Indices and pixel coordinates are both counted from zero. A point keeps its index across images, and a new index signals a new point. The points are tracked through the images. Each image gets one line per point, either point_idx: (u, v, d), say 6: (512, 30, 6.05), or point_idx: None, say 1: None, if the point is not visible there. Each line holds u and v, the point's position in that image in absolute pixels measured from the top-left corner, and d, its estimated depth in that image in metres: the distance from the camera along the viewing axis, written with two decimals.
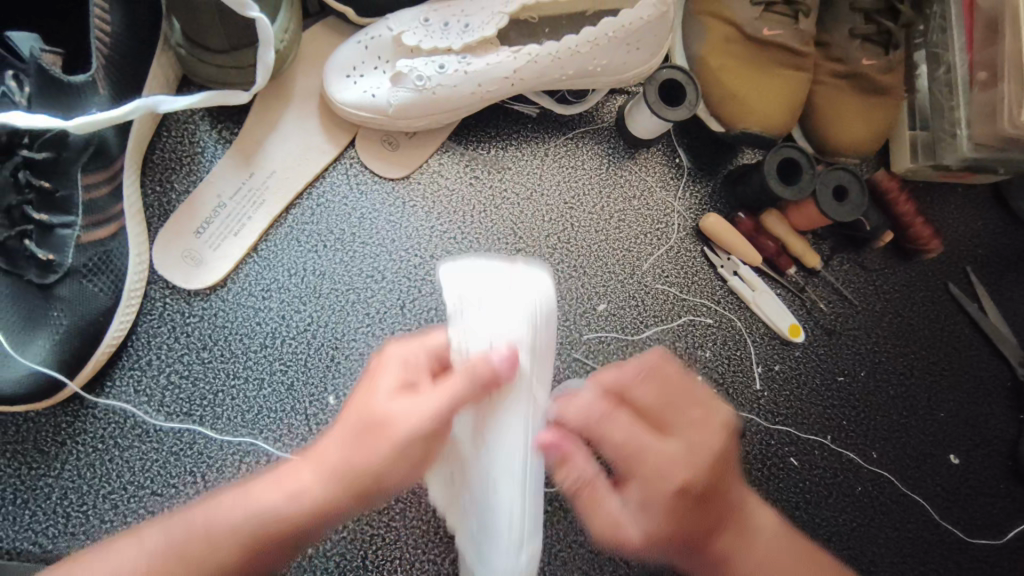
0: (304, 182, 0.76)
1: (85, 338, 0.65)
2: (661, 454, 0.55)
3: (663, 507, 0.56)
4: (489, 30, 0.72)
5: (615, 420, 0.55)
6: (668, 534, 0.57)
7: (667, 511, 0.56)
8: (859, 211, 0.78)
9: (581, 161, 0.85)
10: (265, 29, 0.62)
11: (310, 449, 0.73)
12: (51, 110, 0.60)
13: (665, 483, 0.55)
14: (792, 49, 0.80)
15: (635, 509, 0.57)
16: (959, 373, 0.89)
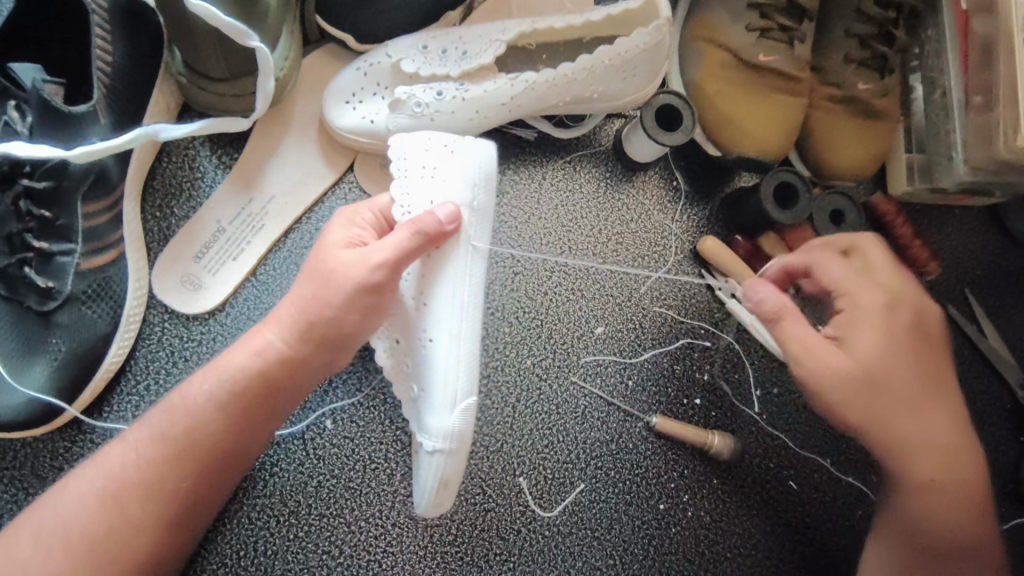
0: (304, 207, 0.77)
1: (83, 364, 0.66)
2: (868, 296, 0.64)
3: (880, 336, 0.63)
4: (486, 58, 0.73)
5: (897, 308, 0.64)
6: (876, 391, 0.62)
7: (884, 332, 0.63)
8: (856, 235, 0.79)
9: (579, 183, 0.85)
10: (265, 59, 0.63)
11: (307, 473, 0.73)
12: (52, 141, 0.60)
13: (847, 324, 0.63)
14: (787, 74, 0.81)
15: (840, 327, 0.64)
16: (961, 396, 0.88)
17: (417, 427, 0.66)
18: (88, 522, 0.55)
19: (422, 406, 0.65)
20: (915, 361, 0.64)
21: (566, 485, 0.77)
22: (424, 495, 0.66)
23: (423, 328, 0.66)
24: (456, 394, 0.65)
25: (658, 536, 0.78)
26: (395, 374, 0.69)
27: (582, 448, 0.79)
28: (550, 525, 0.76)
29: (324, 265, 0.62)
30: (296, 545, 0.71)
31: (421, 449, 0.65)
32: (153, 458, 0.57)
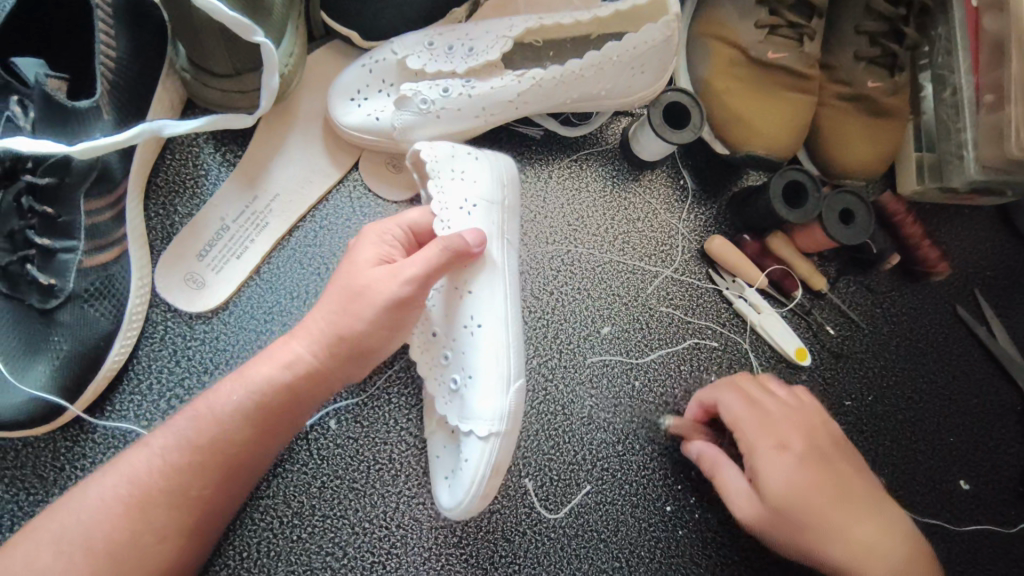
0: (308, 205, 0.76)
1: (85, 362, 0.65)
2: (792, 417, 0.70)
3: (794, 474, 0.65)
4: (493, 55, 0.72)
5: (811, 434, 0.69)
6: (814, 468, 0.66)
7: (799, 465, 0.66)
8: (864, 235, 0.77)
9: (585, 182, 0.85)
10: (269, 55, 0.62)
11: (311, 474, 0.72)
12: (54, 136, 0.60)
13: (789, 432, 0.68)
14: (796, 72, 0.80)
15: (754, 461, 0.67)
16: (969, 397, 0.88)
17: (460, 416, 0.66)
18: (112, 529, 0.53)
19: (470, 392, 0.66)
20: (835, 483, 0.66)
21: (573, 487, 0.76)
22: (467, 484, 0.65)
23: (468, 316, 0.68)
24: (507, 373, 0.67)
25: (665, 539, 0.77)
26: (432, 371, 0.68)
27: (589, 449, 0.78)
28: (556, 527, 0.75)
29: (357, 280, 0.62)
30: (300, 547, 0.71)
31: (470, 435, 0.66)
32: (181, 465, 0.56)
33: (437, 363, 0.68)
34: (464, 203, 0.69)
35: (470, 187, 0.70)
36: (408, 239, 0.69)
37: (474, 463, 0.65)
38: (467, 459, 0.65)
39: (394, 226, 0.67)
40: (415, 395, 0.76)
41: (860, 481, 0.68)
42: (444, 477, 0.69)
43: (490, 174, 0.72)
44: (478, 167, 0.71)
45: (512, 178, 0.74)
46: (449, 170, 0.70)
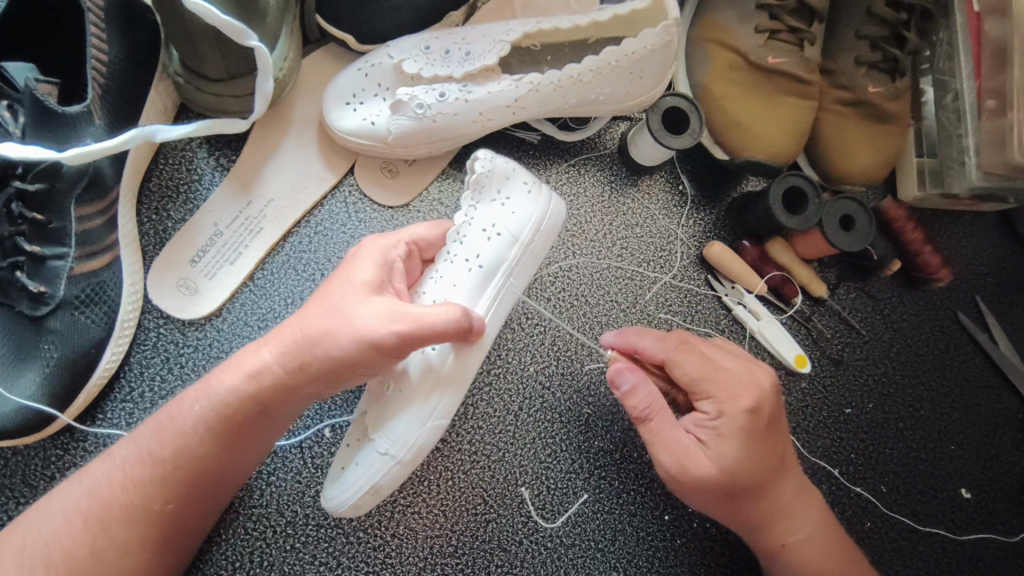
0: (303, 210, 0.75)
1: (76, 371, 0.64)
2: (735, 379, 0.65)
3: (747, 446, 0.63)
4: (490, 59, 0.72)
5: (760, 409, 0.65)
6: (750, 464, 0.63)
7: (757, 437, 0.64)
8: (865, 241, 0.76)
9: (583, 187, 0.84)
10: (264, 59, 0.61)
11: (306, 483, 0.72)
12: (44, 142, 0.59)
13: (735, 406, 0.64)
14: (796, 77, 0.79)
15: (714, 431, 0.64)
16: (970, 405, 0.87)
17: (375, 425, 0.64)
18: (72, 543, 0.53)
19: (393, 410, 0.64)
20: (779, 452, 0.66)
21: (569, 495, 0.76)
22: (351, 488, 0.64)
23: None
24: (431, 410, 0.64)
25: (662, 548, 0.76)
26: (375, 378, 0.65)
27: (586, 457, 0.77)
28: (553, 536, 0.74)
29: (345, 301, 0.58)
30: (292, 557, 0.70)
31: (373, 447, 0.64)
32: (145, 481, 0.55)
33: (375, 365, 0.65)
34: (491, 229, 0.67)
35: (505, 216, 0.68)
36: (409, 253, 0.66)
37: (360, 470, 0.64)
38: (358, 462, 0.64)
39: (400, 241, 0.65)
40: None
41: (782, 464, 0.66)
42: (338, 467, 0.66)
43: (527, 217, 0.68)
44: (519, 204, 0.69)
45: (537, 236, 0.69)
46: (491, 193, 0.69)
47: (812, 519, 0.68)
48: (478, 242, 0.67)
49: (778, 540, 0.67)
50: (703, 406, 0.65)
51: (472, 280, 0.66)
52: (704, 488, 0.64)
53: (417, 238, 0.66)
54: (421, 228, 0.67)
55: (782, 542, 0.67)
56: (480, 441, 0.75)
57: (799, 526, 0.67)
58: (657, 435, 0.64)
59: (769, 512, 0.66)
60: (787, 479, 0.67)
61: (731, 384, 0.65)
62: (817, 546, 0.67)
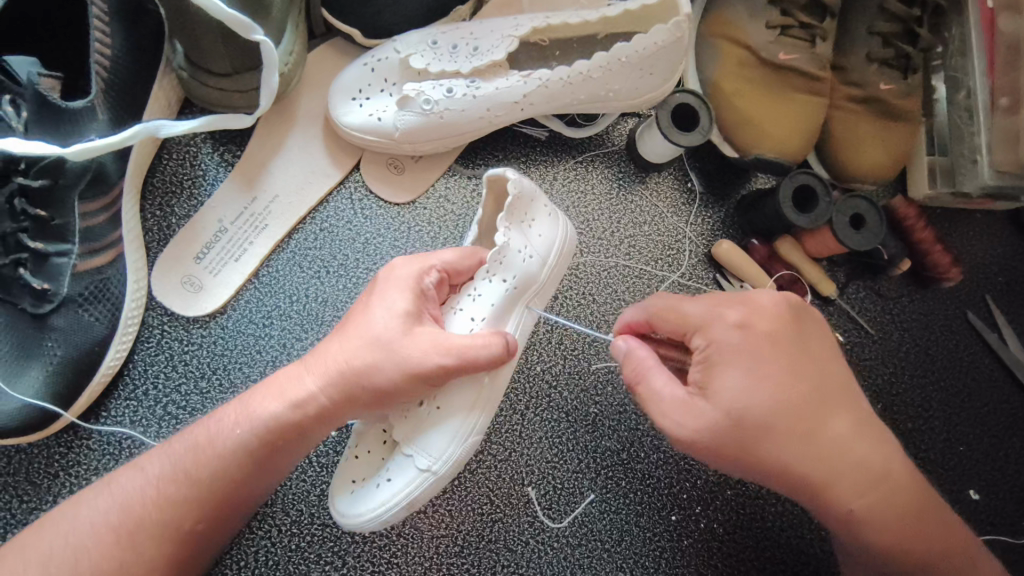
0: (309, 207, 0.75)
1: (80, 369, 0.63)
2: (714, 303, 0.59)
3: (752, 369, 0.56)
4: (499, 54, 0.71)
5: (757, 325, 0.57)
6: (762, 390, 0.56)
7: (766, 366, 0.56)
8: (876, 240, 0.76)
9: (592, 184, 0.83)
10: (270, 54, 0.60)
11: (311, 482, 0.71)
12: (47, 137, 0.58)
13: (722, 327, 0.57)
14: (808, 74, 0.78)
15: (709, 366, 0.57)
16: (979, 405, 0.86)
17: (405, 438, 0.64)
18: (99, 558, 0.52)
19: (427, 423, 0.64)
20: (806, 377, 0.57)
21: (576, 495, 0.75)
22: (378, 501, 0.63)
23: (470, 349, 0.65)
24: (468, 428, 0.65)
25: (670, 549, 0.76)
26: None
27: (593, 457, 0.76)
28: (560, 536, 0.74)
29: (385, 334, 0.57)
30: (298, 556, 0.69)
31: (402, 454, 0.64)
32: (178, 498, 0.55)
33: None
34: (524, 248, 0.65)
35: (537, 239, 0.67)
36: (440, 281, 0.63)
37: (394, 486, 0.64)
38: (391, 478, 0.64)
39: (432, 265, 0.62)
40: None
41: (816, 389, 0.58)
42: (351, 481, 0.65)
43: (554, 238, 0.68)
44: (541, 222, 0.67)
45: (563, 255, 0.70)
46: (521, 215, 0.66)
47: (870, 460, 0.59)
48: (512, 264, 0.65)
49: (835, 502, 0.59)
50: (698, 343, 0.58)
51: (507, 302, 0.66)
52: (722, 450, 0.56)
53: (449, 264, 0.63)
54: (448, 252, 0.64)
55: (841, 501, 0.59)
56: (487, 441, 0.75)
57: (858, 459, 0.58)
58: (650, 395, 0.57)
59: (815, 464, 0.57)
60: (829, 422, 0.58)
61: (717, 311, 0.58)
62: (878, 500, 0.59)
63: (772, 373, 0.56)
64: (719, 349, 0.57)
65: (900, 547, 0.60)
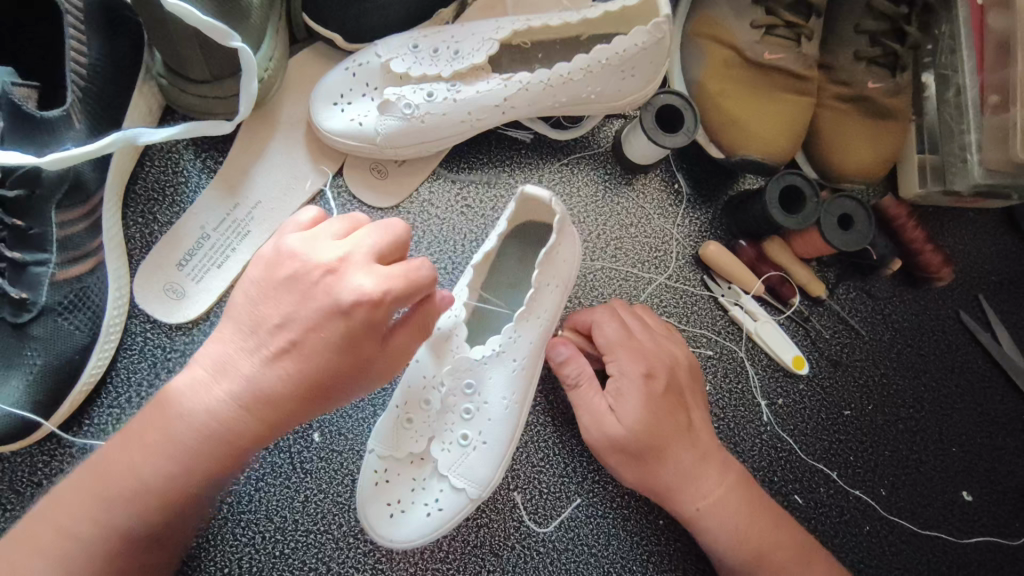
0: (291, 212, 0.74)
1: (60, 377, 0.63)
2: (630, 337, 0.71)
3: (646, 408, 0.67)
4: (479, 58, 0.70)
5: (657, 373, 0.69)
6: (650, 425, 0.67)
7: (656, 403, 0.68)
8: (864, 240, 0.75)
9: (577, 186, 0.82)
10: (248, 60, 0.60)
11: (294, 488, 0.71)
12: (23, 148, 0.58)
13: (633, 367, 0.69)
14: (794, 73, 0.78)
15: (616, 395, 0.68)
16: (973, 406, 0.85)
17: (451, 465, 0.66)
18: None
19: (473, 453, 0.67)
20: (681, 420, 0.68)
21: (562, 499, 0.75)
22: (369, 493, 0.66)
23: (505, 387, 0.67)
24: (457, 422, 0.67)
25: (657, 553, 0.76)
26: (428, 412, 0.67)
27: (580, 461, 0.76)
28: (545, 541, 0.74)
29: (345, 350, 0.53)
30: (282, 562, 0.69)
31: (446, 482, 0.66)
32: (130, 526, 0.52)
33: (422, 401, 0.67)
34: (551, 280, 0.68)
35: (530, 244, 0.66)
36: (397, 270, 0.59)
37: (394, 480, 0.66)
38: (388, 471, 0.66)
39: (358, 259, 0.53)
40: None
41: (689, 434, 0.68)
42: (386, 504, 0.66)
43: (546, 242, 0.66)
44: (569, 253, 0.70)
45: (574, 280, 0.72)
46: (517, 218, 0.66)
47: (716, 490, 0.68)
48: (543, 297, 0.68)
49: (684, 504, 0.68)
50: (611, 369, 0.70)
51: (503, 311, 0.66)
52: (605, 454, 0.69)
53: (374, 254, 0.53)
54: (373, 233, 0.54)
55: (688, 502, 0.67)
56: None
57: (711, 488, 0.68)
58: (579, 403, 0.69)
59: (668, 468, 0.67)
60: (687, 445, 0.68)
61: (636, 351, 0.70)
62: (723, 510, 0.67)
63: (659, 417, 0.67)
64: (625, 383, 0.68)
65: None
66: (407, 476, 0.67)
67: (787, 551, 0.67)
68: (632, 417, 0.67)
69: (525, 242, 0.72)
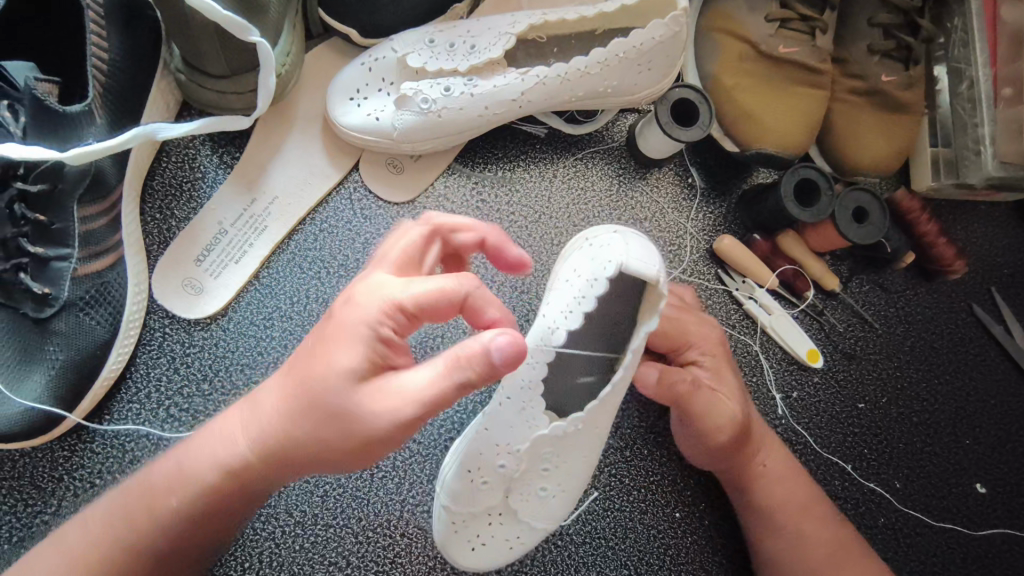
0: (308, 208, 0.75)
1: (82, 372, 0.64)
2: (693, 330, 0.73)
3: (732, 381, 0.72)
4: (496, 52, 0.70)
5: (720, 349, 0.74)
6: (742, 401, 0.71)
7: (733, 371, 0.73)
8: (879, 233, 0.75)
9: (591, 181, 0.83)
10: (266, 54, 0.60)
11: (313, 483, 0.71)
12: (46, 143, 0.58)
13: (703, 351, 0.73)
14: (808, 67, 0.78)
15: (711, 372, 0.71)
16: (986, 399, 0.86)
17: (528, 513, 0.65)
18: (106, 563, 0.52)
19: (551, 501, 0.65)
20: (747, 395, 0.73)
21: (579, 493, 0.75)
22: (455, 539, 0.65)
23: (579, 444, 0.64)
24: (543, 482, 0.64)
25: (674, 546, 0.76)
26: (502, 475, 0.63)
27: (596, 455, 0.76)
28: (563, 534, 0.74)
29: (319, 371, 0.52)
30: (303, 557, 0.69)
31: (522, 527, 0.65)
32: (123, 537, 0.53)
33: (494, 466, 0.62)
34: (627, 362, 0.60)
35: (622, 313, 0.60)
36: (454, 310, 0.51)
37: (478, 527, 0.65)
38: (467, 522, 0.64)
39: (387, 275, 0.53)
40: None
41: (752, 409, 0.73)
42: (467, 542, 0.65)
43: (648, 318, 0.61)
44: (648, 328, 0.60)
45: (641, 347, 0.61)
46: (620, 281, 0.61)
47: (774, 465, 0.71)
48: (615, 383, 0.60)
49: (744, 462, 0.70)
50: (691, 356, 0.73)
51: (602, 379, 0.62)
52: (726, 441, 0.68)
53: (396, 265, 0.54)
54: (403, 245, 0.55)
55: (763, 460, 0.71)
56: None
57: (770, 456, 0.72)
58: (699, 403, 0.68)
59: (754, 427, 0.71)
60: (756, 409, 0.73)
61: (703, 332, 0.73)
62: (789, 478, 0.71)
63: (743, 395, 0.72)
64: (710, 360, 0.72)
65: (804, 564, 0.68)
66: (484, 521, 0.65)
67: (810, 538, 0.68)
68: (733, 391, 0.71)
69: (614, 289, 0.64)
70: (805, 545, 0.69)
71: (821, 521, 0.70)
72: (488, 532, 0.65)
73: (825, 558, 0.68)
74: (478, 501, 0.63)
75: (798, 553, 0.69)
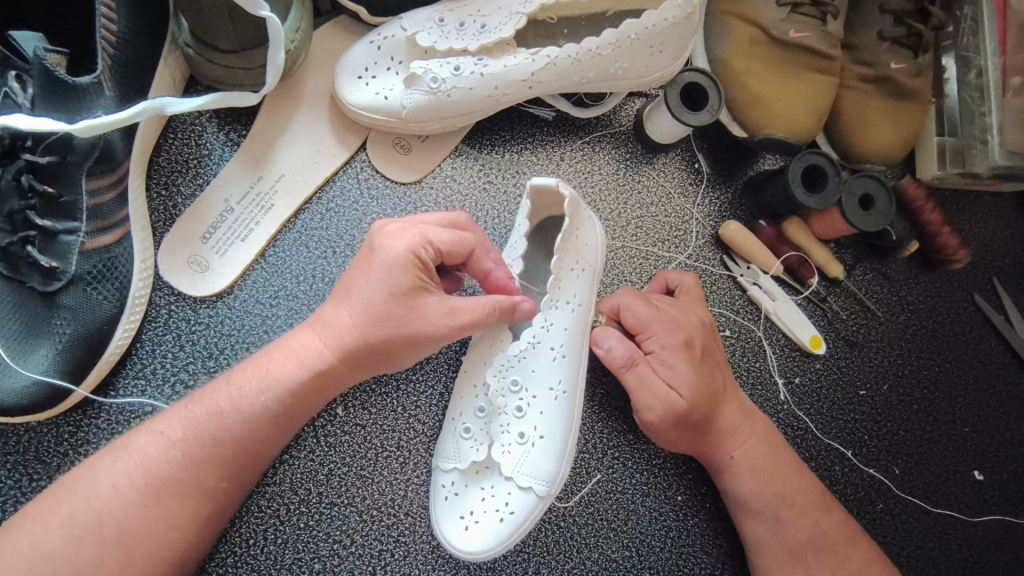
0: (314, 187, 0.74)
1: (87, 347, 0.63)
2: (668, 314, 0.72)
3: (698, 372, 0.69)
4: (507, 32, 0.70)
5: (694, 343, 0.71)
6: (702, 391, 0.69)
7: (700, 369, 0.69)
8: (886, 221, 0.75)
9: (599, 165, 0.82)
10: (276, 31, 0.60)
11: (318, 461, 0.72)
12: (54, 114, 0.58)
13: (662, 340, 0.70)
14: (818, 52, 0.78)
15: (667, 362, 0.69)
16: (984, 388, 0.86)
17: (514, 465, 0.65)
18: (125, 516, 0.53)
19: (534, 450, 0.66)
20: (718, 381, 0.71)
21: (583, 475, 0.75)
22: (454, 511, 0.67)
23: (551, 377, 0.67)
24: (521, 427, 0.66)
25: (675, 528, 0.76)
26: (483, 420, 0.67)
27: (600, 438, 0.77)
28: (567, 515, 0.74)
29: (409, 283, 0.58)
30: (307, 535, 0.70)
31: (512, 485, 0.66)
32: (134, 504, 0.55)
33: (474, 409, 0.68)
34: (575, 265, 0.69)
35: (580, 249, 0.69)
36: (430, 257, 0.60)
37: (470, 492, 0.67)
38: (461, 487, 0.67)
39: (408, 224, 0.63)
40: (425, 384, 0.75)
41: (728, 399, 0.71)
42: (461, 517, 0.66)
43: (595, 246, 0.71)
44: (591, 238, 0.70)
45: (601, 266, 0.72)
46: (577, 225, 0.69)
47: (768, 450, 0.71)
48: (565, 282, 0.68)
49: (723, 450, 0.70)
50: (649, 346, 0.71)
51: (558, 313, 0.67)
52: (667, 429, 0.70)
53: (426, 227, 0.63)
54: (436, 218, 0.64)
55: (728, 450, 0.70)
56: None
57: (744, 438, 0.71)
58: (633, 380, 0.69)
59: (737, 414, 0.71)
60: (731, 400, 0.71)
61: (670, 324, 0.71)
62: (780, 462, 0.71)
63: (707, 373, 0.70)
64: (664, 354, 0.70)
65: (798, 541, 0.69)
66: (478, 491, 0.66)
67: (805, 517, 0.69)
68: (687, 376, 0.69)
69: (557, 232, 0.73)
70: (787, 527, 0.69)
71: (804, 508, 0.70)
72: (483, 492, 0.67)
73: (805, 543, 0.68)
74: (461, 453, 0.67)
75: (780, 533, 0.69)
